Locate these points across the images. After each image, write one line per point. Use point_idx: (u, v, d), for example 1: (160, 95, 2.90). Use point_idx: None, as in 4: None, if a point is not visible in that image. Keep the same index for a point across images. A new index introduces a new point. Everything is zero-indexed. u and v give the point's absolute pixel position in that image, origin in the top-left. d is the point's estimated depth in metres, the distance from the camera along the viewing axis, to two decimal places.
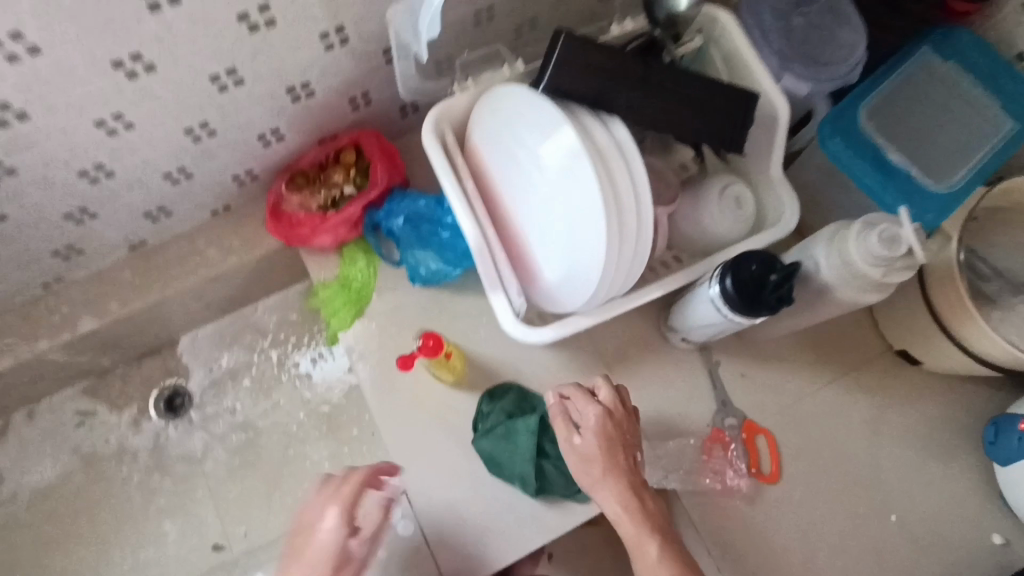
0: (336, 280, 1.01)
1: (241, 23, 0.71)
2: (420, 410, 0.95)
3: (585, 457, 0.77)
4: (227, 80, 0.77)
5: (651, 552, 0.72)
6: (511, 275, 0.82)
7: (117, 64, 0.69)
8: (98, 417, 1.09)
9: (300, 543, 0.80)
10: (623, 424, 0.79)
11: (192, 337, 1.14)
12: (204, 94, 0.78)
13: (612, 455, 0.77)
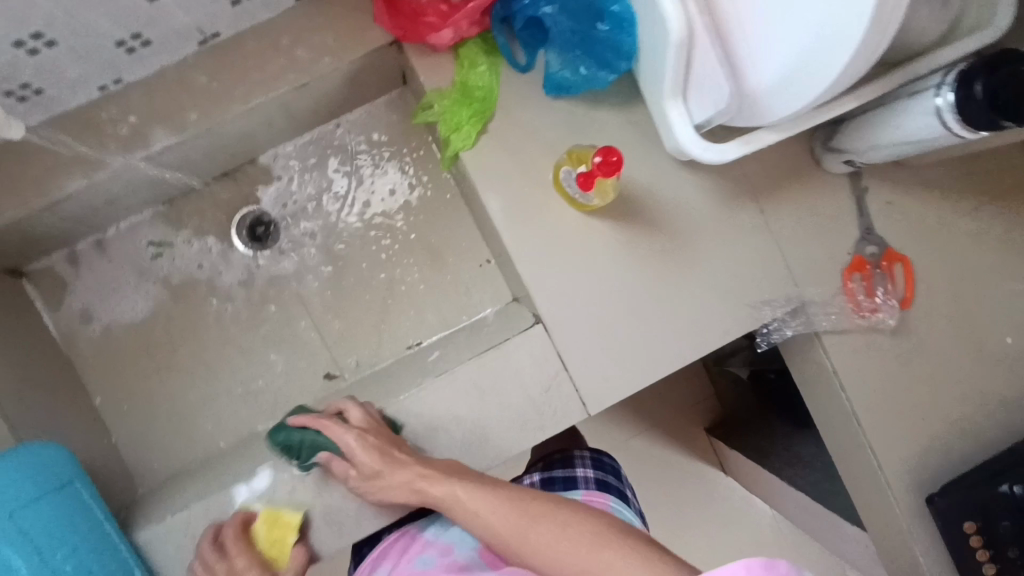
0: (454, 88, 0.87)
1: None
2: (556, 237, 0.88)
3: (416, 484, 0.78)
4: None
5: (524, 522, 0.71)
6: (720, 78, 0.69)
7: None
8: (182, 248, 1.01)
9: None
10: (404, 445, 0.82)
11: (269, 159, 1.03)
12: None
13: (464, 472, 0.79)
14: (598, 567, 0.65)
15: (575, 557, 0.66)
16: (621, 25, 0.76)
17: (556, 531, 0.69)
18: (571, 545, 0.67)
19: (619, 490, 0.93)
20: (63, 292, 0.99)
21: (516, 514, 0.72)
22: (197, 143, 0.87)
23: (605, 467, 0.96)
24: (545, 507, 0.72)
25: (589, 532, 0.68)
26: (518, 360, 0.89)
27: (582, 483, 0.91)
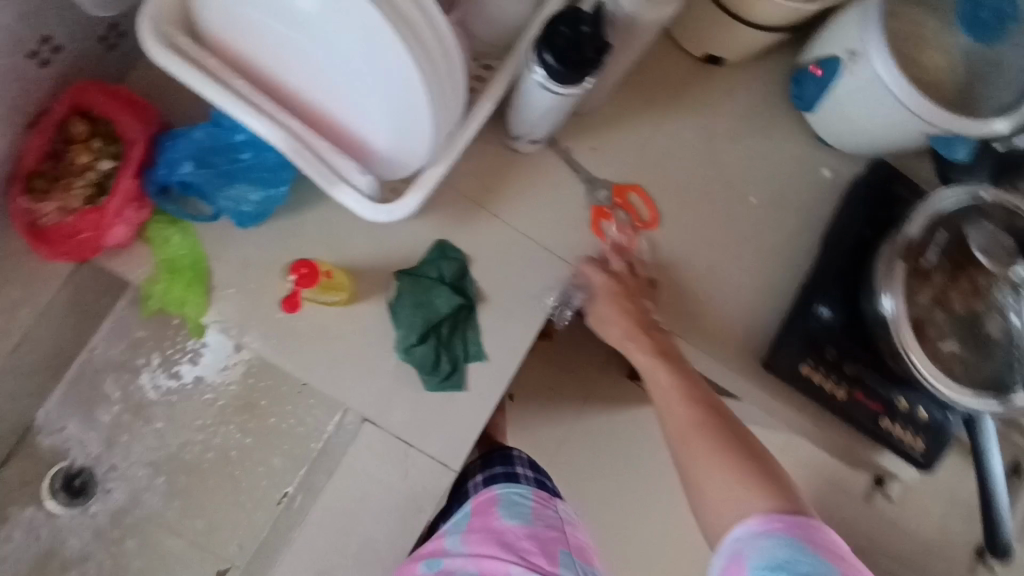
0: (160, 270, 0.86)
1: None
2: (332, 344, 0.90)
3: (622, 344, 0.92)
4: None
5: (678, 405, 0.81)
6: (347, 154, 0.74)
7: None
8: (8, 546, 0.96)
9: None
10: (618, 277, 0.95)
11: (43, 417, 0.98)
12: None
13: (637, 319, 0.92)
14: (710, 496, 0.72)
15: (722, 478, 0.72)
16: (256, 146, 0.80)
17: (711, 452, 0.74)
18: (697, 469, 0.74)
19: (506, 472, 1.01)
20: None
21: (688, 434, 0.77)
22: None
23: (491, 461, 1.04)
24: (679, 397, 0.81)
25: (722, 458, 0.73)
26: (365, 464, 0.91)
27: (472, 491, 1.00)
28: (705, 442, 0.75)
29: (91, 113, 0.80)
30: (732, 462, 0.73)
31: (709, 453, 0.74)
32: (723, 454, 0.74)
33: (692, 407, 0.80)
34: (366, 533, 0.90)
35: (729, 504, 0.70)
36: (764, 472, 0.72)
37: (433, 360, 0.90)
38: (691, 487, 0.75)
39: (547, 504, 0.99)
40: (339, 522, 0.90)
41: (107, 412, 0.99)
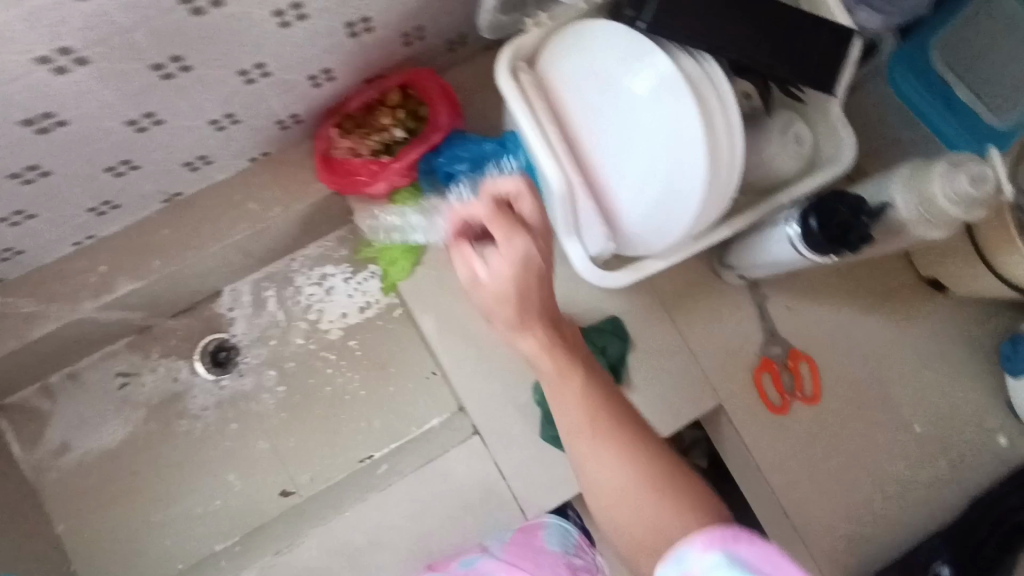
0: (389, 227, 1.00)
1: (274, 20, 0.70)
2: (485, 354, 0.98)
3: (521, 333, 0.62)
4: (254, 74, 0.77)
5: (588, 439, 0.59)
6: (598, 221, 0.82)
7: (156, 68, 0.68)
8: (145, 375, 1.08)
9: None
10: (563, 351, 0.63)
11: (230, 290, 1.12)
12: (231, 89, 0.78)
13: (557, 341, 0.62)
14: (593, 483, 0.59)
15: (613, 467, 0.58)
16: (519, 177, 0.90)
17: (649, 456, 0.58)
18: (579, 451, 0.60)
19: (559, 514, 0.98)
20: (31, 423, 1.05)
21: (597, 422, 0.59)
22: (162, 283, 0.98)
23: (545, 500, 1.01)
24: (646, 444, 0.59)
25: (634, 471, 0.57)
26: (457, 469, 0.96)
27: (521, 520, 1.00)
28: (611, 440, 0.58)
29: (410, 91, 0.95)
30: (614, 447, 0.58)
31: (646, 500, 0.56)
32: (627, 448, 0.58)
33: (653, 449, 0.59)
34: (430, 535, 0.94)
35: (585, 453, 0.59)
36: (668, 454, 0.59)
37: (559, 416, 0.94)
38: (593, 499, 0.60)
39: (588, 550, 0.97)
40: (410, 507, 0.94)
41: (278, 312, 1.13)
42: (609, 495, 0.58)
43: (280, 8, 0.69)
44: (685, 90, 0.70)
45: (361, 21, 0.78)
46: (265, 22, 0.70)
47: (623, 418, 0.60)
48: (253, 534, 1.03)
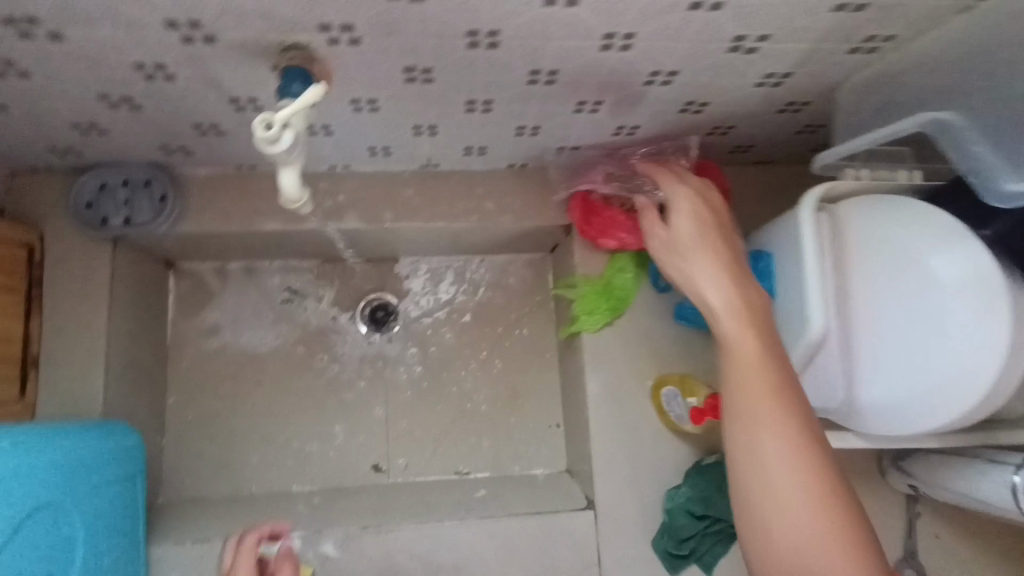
0: (600, 278, 0.99)
1: (645, 77, 0.72)
2: (631, 438, 0.97)
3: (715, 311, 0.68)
4: (586, 107, 0.80)
5: (773, 422, 0.56)
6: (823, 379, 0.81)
7: (532, 73, 0.70)
8: (308, 301, 1.11)
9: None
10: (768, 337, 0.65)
11: (413, 260, 1.15)
12: (560, 109, 0.80)
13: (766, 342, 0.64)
14: (774, 488, 0.54)
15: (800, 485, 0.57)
16: None
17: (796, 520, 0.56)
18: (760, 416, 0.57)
19: None
20: (196, 295, 1.09)
21: (757, 396, 0.58)
22: (377, 234, 1.01)
23: None
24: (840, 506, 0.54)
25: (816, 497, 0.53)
26: (559, 533, 0.93)
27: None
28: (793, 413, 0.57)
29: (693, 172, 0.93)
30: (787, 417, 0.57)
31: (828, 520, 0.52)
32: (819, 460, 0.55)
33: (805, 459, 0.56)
34: None
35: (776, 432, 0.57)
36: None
37: (682, 535, 0.91)
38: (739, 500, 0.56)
39: None
40: (502, 548, 0.92)
41: (445, 300, 1.15)
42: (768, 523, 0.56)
43: (660, 71, 0.71)
44: (1003, 325, 0.66)
45: (701, 104, 0.80)
46: (638, 75, 0.72)
47: (839, 465, 0.55)
48: (335, 492, 1.03)
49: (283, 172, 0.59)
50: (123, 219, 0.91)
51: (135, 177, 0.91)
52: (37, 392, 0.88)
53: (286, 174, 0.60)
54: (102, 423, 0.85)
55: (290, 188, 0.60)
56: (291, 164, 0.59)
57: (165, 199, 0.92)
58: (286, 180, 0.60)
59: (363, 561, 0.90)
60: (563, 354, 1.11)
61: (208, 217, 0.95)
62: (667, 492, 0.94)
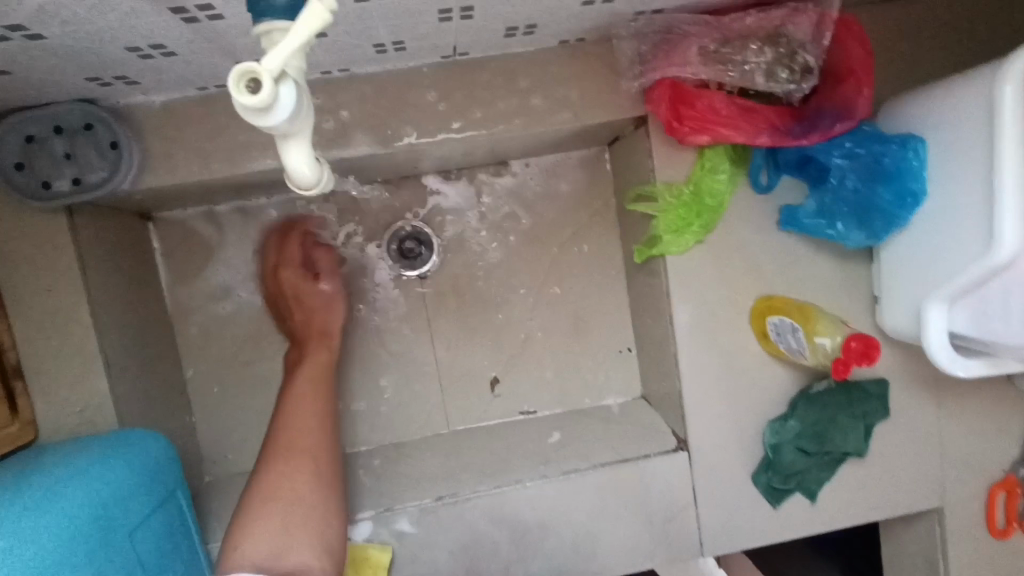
0: (686, 185, 0.78)
1: None
2: (728, 370, 0.83)
3: None
4: None
5: None
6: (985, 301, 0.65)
7: None
8: (324, 240, 0.94)
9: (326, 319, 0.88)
10: None
11: (440, 176, 0.95)
12: None
13: None
14: None
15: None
16: (903, 200, 0.68)
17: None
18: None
19: None
20: (191, 252, 0.92)
21: None
22: (396, 155, 0.80)
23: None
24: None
25: None
26: (651, 478, 0.84)
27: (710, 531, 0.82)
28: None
29: (825, 32, 0.67)
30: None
31: None
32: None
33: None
34: (602, 535, 0.84)
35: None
36: None
37: (790, 471, 0.83)
38: None
39: None
40: (592, 502, 0.84)
41: (485, 220, 0.96)
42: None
43: None
44: None
45: None
46: None
47: None
48: (395, 452, 0.93)
49: (289, 148, 0.39)
50: (71, 180, 0.70)
51: (68, 120, 0.70)
52: (33, 402, 0.74)
53: (292, 151, 0.39)
54: (116, 441, 0.71)
55: (302, 170, 0.41)
56: (297, 134, 0.39)
57: (115, 146, 0.71)
58: (294, 161, 0.40)
59: (442, 532, 0.82)
60: (631, 271, 0.94)
61: (178, 159, 0.73)
62: (771, 426, 0.83)
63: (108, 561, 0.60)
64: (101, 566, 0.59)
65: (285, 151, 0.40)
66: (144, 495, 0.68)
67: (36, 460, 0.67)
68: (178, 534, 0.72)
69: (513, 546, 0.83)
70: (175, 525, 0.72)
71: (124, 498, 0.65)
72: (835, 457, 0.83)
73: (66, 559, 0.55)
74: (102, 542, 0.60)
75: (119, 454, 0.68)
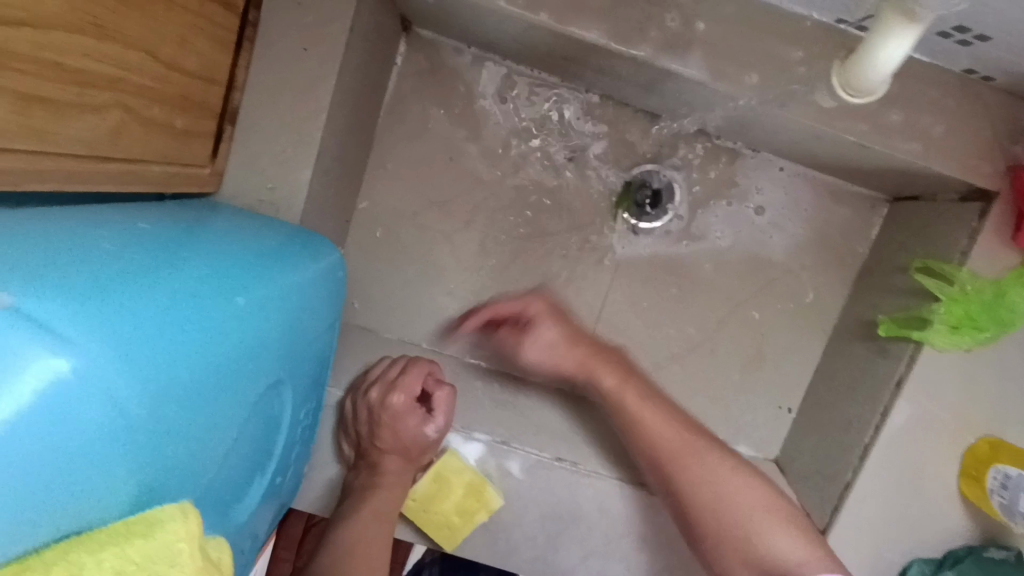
0: (991, 285, 0.68)
1: None
2: (911, 490, 0.74)
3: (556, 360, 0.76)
4: None
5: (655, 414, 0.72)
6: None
7: None
8: (557, 142, 0.85)
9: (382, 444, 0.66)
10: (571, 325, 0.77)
11: (702, 139, 0.85)
12: None
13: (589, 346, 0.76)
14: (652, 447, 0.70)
15: (673, 432, 0.70)
16: None
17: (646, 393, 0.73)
18: (726, 493, 0.66)
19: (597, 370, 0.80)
20: (425, 85, 0.83)
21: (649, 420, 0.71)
22: (713, 97, 0.69)
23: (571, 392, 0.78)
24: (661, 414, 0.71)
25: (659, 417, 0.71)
26: None
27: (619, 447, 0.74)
28: (696, 451, 0.69)
29: None
30: (790, 511, 0.65)
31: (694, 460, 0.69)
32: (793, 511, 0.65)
33: (676, 420, 0.71)
34: None
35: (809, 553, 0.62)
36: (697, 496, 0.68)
37: None
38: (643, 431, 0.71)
39: None
40: None
41: (720, 205, 0.86)
42: (677, 447, 0.69)
43: None
44: None
45: None
46: None
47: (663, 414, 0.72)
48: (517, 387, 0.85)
49: (874, 70, 0.57)
50: None
51: None
52: (230, 156, 0.66)
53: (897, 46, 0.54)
54: (303, 239, 0.63)
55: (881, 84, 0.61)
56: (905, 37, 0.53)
57: None
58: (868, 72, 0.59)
59: (545, 494, 0.73)
60: (843, 336, 0.84)
61: None
62: (919, 563, 0.75)
63: (280, 368, 0.54)
64: (276, 377, 0.54)
65: (853, 72, 0.60)
66: (321, 308, 0.61)
67: (235, 225, 0.60)
68: (331, 358, 0.66)
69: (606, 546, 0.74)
70: (332, 349, 0.66)
71: (305, 305, 0.58)
72: None
73: (250, 359, 0.49)
74: (279, 351, 0.53)
75: (309, 254, 0.60)
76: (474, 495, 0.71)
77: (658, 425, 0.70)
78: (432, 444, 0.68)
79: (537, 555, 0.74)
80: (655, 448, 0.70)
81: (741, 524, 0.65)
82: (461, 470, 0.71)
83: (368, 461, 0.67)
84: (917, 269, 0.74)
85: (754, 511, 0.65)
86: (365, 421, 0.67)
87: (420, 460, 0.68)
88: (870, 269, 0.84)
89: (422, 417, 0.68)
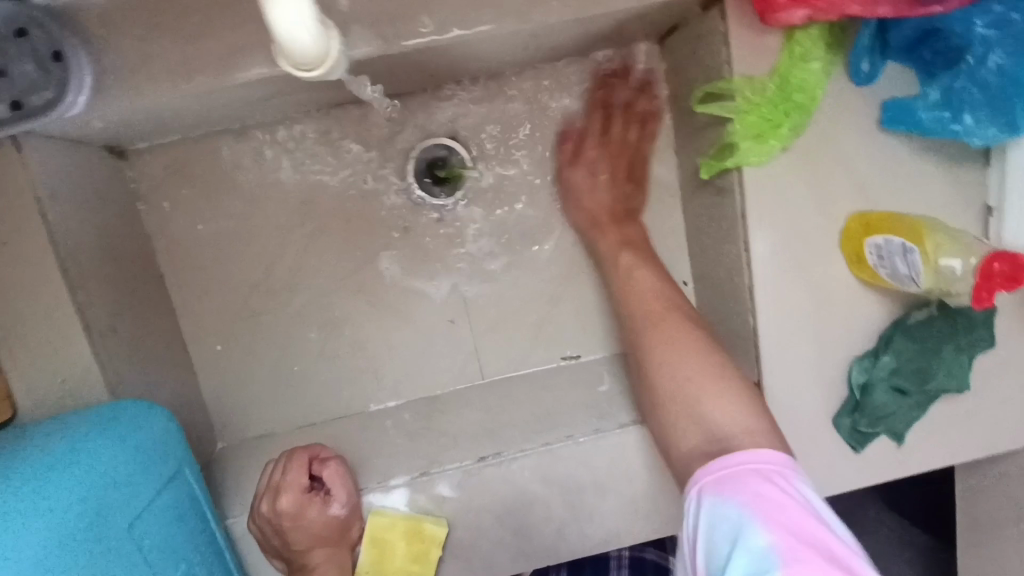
0: (771, 79, 0.63)
1: None
2: (811, 304, 0.71)
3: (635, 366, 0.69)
4: None
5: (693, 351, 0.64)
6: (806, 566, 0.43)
7: None
8: (328, 167, 0.81)
9: (301, 543, 0.69)
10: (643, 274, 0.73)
11: (458, 86, 0.81)
12: None
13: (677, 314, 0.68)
14: (671, 374, 0.64)
15: (655, 285, 0.71)
16: None
17: (698, 343, 0.65)
18: (701, 390, 0.61)
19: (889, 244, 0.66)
20: (176, 191, 0.80)
21: (706, 376, 0.62)
22: (409, 56, 0.64)
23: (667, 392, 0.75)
24: (698, 351, 0.64)
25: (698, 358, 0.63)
26: None
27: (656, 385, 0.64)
28: (678, 325, 0.67)
29: None
30: (733, 385, 0.61)
31: (698, 365, 0.63)
32: (735, 387, 0.61)
33: (679, 299, 0.70)
34: (665, 493, 0.75)
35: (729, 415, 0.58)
36: (725, 391, 0.61)
37: (881, 414, 0.72)
38: (664, 354, 0.65)
39: None
40: (653, 457, 0.73)
41: (511, 136, 0.82)
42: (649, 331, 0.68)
43: None
44: None
45: None
46: None
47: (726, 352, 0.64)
48: (427, 407, 0.83)
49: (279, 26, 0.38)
50: (8, 103, 0.58)
51: None
52: (5, 375, 0.63)
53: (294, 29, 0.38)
54: (102, 417, 0.60)
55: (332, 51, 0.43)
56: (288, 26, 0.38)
57: (59, 57, 0.56)
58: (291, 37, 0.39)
59: (488, 494, 0.72)
60: (689, 191, 0.80)
61: (133, 69, 0.58)
62: (855, 361, 0.72)
63: (102, 568, 0.51)
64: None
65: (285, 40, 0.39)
66: (142, 483, 0.59)
67: (24, 440, 0.58)
68: (188, 510, 0.64)
69: (565, 507, 0.74)
70: (183, 501, 0.63)
71: (115, 493, 0.55)
72: (931, 392, 0.72)
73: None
74: (90, 551, 0.51)
75: (110, 437, 0.58)
76: (416, 538, 0.71)
77: (676, 349, 0.65)
78: (349, 517, 0.70)
79: (512, 545, 0.74)
80: (640, 297, 0.71)
81: (681, 395, 0.62)
82: (393, 523, 0.71)
83: (296, 565, 0.69)
84: (706, 99, 0.70)
85: (680, 349, 0.65)
86: (275, 534, 0.69)
87: (347, 536, 0.71)
88: (677, 114, 0.80)
89: (323, 500, 0.69)
